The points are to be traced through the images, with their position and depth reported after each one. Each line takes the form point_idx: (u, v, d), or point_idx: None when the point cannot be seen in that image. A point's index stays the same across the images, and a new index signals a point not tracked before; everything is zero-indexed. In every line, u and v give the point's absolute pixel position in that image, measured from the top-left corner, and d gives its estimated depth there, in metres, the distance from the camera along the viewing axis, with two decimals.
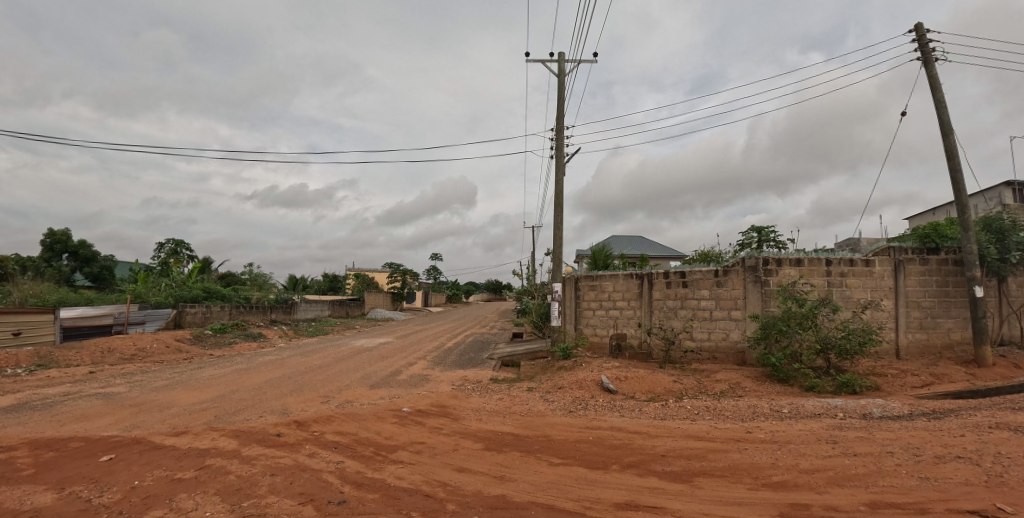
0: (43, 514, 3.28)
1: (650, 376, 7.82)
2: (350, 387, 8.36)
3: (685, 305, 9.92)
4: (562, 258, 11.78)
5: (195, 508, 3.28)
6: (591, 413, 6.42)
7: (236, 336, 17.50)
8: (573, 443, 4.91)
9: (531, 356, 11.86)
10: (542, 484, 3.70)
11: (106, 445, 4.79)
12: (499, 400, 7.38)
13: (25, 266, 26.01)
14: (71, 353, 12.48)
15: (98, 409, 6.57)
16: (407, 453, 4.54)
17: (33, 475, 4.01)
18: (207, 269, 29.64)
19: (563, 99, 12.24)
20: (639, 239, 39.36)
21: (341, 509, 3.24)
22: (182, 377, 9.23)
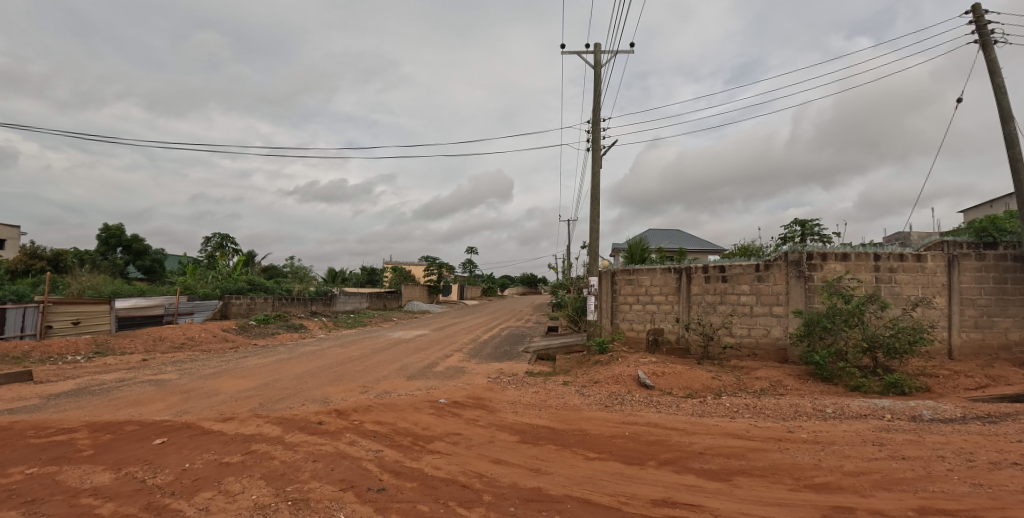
0: (102, 493, 3.47)
1: (687, 372, 7.68)
2: (388, 377, 8.53)
3: (724, 301, 9.70)
4: (599, 251, 11.67)
5: (242, 491, 3.41)
6: (627, 408, 6.35)
7: (279, 326, 18.15)
8: (609, 437, 4.87)
9: (566, 350, 11.83)
10: (578, 478, 3.68)
11: (159, 429, 5.03)
12: (534, 393, 7.38)
13: (83, 259, 27.64)
14: (125, 341, 13.19)
15: (152, 395, 6.92)
16: (443, 444, 4.58)
17: (93, 456, 4.25)
18: (249, 262, 30.73)
19: (599, 91, 12.06)
20: (675, 232, 38.51)
21: (379, 496, 3.29)
22: (229, 365, 9.63)
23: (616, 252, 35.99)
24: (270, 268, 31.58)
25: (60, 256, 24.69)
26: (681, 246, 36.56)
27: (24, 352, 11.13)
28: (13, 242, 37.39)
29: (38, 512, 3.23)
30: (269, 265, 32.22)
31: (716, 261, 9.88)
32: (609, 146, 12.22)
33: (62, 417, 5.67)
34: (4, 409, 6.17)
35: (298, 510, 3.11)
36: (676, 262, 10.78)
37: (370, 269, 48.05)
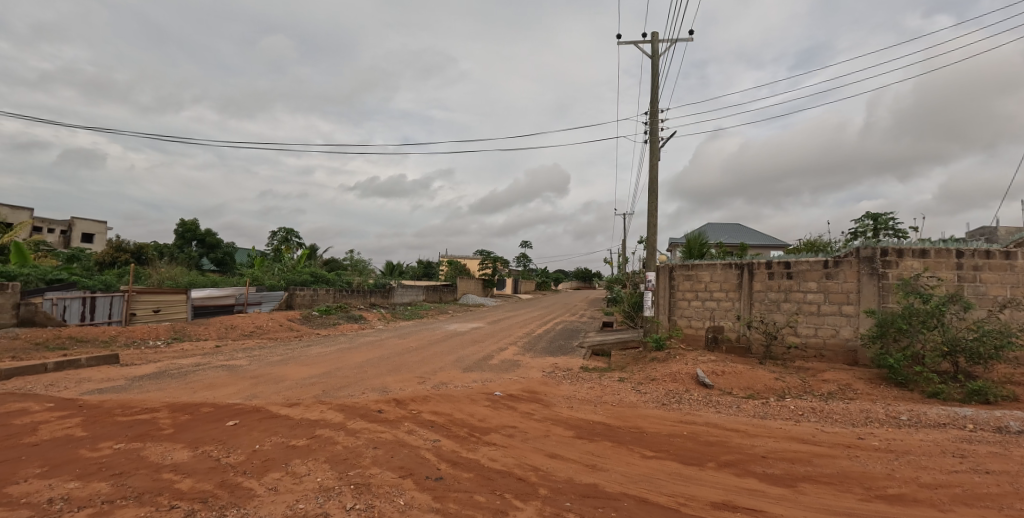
0: (181, 469, 3.70)
1: (749, 372, 7.38)
2: (444, 369, 8.70)
3: (789, 299, 9.28)
4: (656, 246, 11.42)
5: (308, 474, 3.55)
6: (685, 407, 6.18)
7: (339, 317, 18.93)
8: (666, 436, 4.75)
9: (622, 346, 11.68)
10: (634, 477, 3.60)
11: (231, 411, 5.33)
12: (589, 389, 7.31)
13: (163, 252, 29.81)
14: (200, 328, 14.06)
15: (226, 379, 7.36)
16: (499, 436, 4.61)
17: (173, 434, 4.56)
18: (312, 255, 32.03)
19: (656, 81, 11.75)
20: (735, 226, 37.02)
21: (437, 485, 3.35)
22: (294, 353, 10.10)
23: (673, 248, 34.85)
24: (332, 261, 32.80)
25: (142, 249, 26.61)
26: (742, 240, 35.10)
27: (111, 336, 12.11)
28: (102, 236, 40.75)
29: (125, 484, 3.49)
30: (329, 258, 33.41)
31: (780, 257, 9.46)
32: (666, 138, 11.89)
33: (147, 397, 6.14)
34: (98, 388, 6.75)
35: (360, 493, 3.21)
36: (738, 258, 10.37)
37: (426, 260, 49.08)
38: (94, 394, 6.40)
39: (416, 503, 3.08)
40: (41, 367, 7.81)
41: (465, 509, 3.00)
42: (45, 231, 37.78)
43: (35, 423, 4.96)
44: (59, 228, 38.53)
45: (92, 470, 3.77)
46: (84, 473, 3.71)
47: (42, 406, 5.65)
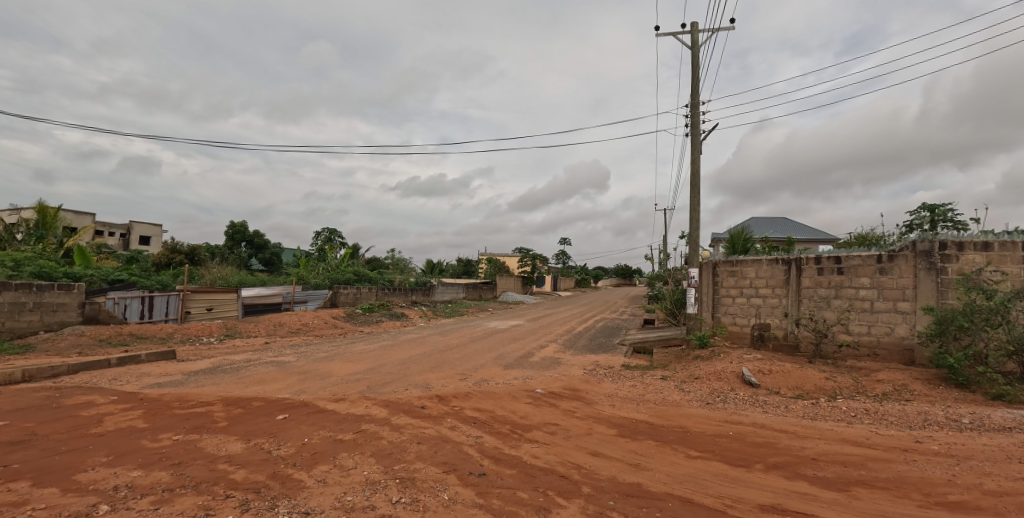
0: (235, 460, 3.86)
1: (798, 372, 7.12)
2: (486, 366, 8.76)
3: (840, 295, 8.93)
4: (699, 241, 11.19)
5: (355, 467, 3.64)
6: (730, 407, 6.03)
7: (383, 315, 19.37)
8: (711, 436, 4.65)
9: (664, 344, 11.52)
10: (679, 477, 3.54)
11: (280, 406, 5.52)
12: (631, 387, 7.22)
13: (215, 252, 31.20)
14: (251, 326, 14.62)
15: (275, 374, 7.64)
16: (541, 433, 4.61)
17: (227, 427, 4.76)
18: (355, 254, 32.89)
19: (697, 72, 11.49)
20: (781, 220, 35.77)
21: (481, 481, 3.37)
22: (340, 350, 10.39)
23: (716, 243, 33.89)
24: (374, 260, 33.50)
25: (195, 251, 27.87)
26: (789, 235, 33.87)
27: (168, 333, 12.72)
28: (158, 239, 43.05)
29: (184, 473, 3.67)
30: (370, 257, 34.18)
31: (830, 251, 9.12)
32: (708, 130, 11.62)
33: (201, 391, 6.43)
34: (157, 382, 7.12)
35: (406, 488, 3.27)
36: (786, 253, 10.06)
37: (463, 258, 49.47)
38: (154, 387, 6.76)
39: (460, 498, 3.11)
40: (104, 362, 8.29)
41: (508, 505, 3.02)
42: (107, 235, 40.19)
43: (100, 415, 5.27)
44: (119, 231, 40.80)
45: (153, 459, 3.97)
46: (145, 462, 3.92)
47: (107, 399, 6.00)
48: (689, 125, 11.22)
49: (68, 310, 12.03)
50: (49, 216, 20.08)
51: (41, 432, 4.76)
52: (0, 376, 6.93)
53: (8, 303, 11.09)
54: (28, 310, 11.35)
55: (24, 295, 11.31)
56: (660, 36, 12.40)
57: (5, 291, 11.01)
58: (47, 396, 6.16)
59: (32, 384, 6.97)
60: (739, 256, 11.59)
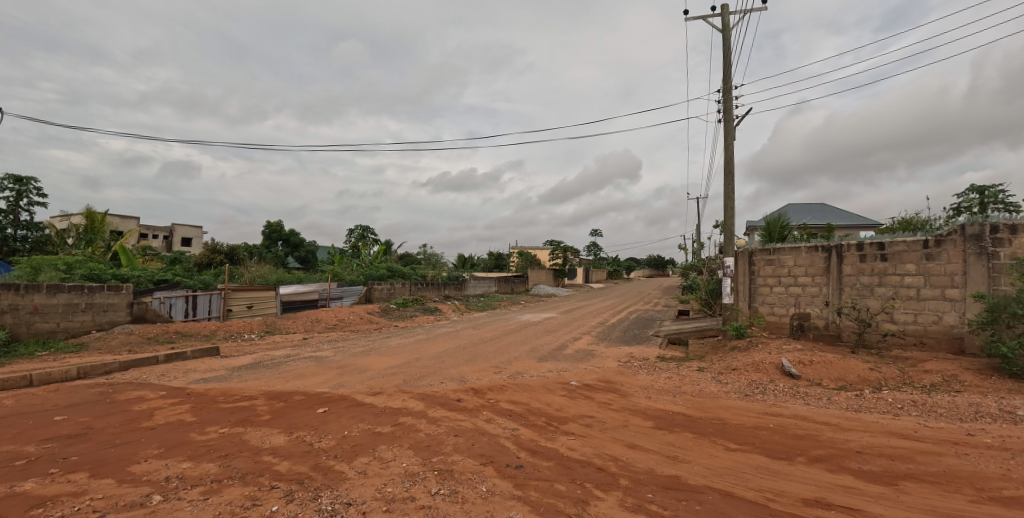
0: (279, 452, 3.98)
1: (840, 362, 6.91)
2: (520, 359, 8.78)
3: (883, 283, 8.62)
4: (733, 230, 10.94)
5: (395, 459, 3.71)
6: (770, 399, 5.90)
7: (416, 309, 19.68)
8: (751, 428, 4.56)
9: (699, 334, 11.37)
10: (719, 470, 3.48)
11: (321, 399, 5.67)
12: (667, 379, 7.14)
13: (253, 252, 32.16)
14: (290, 322, 15.02)
15: (314, 369, 7.84)
16: (577, 425, 4.61)
17: (270, 420, 4.91)
18: (387, 250, 33.43)
19: (728, 57, 11.23)
20: (818, 206, 34.70)
21: (518, 473, 3.39)
22: (376, 345, 10.58)
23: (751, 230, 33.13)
24: (406, 256, 33.90)
25: (234, 251, 28.75)
26: (827, 221, 32.88)
27: (212, 330, 13.18)
28: (199, 240, 44.72)
29: (230, 465, 3.81)
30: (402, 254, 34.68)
31: (873, 238, 8.82)
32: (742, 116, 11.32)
33: (244, 386, 6.65)
34: (203, 377, 7.40)
35: (445, 479, 3.32)
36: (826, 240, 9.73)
37: (491, 252, 49.68)
38: (199, 383, 7.02)
39: (498, 490, 3.14)
40: (152, 359, 8.64)
41: (546, 497, 3.03)
42: (151, 237, 41.83)
43: (150, 409, 5.51)
44: (162, 233, 42.24)
45: (201, 451, 4.13)
46: (194, 454, 4.08)
47: (156, 394, 6.27)
48: (721, 111, 10.97)
49: (117, 310, 12.47)
50: (96, 221, 21.02)
51: (96, 426, 5.02)
52: (56, 374, 7.31)
53: (63, 304, 11.69)
54: (81, 311, 11.92)
55: (78, 296, 11.90)
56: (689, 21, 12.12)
57: (59, 293, 11.61)
58: (103, 392, 6.49)
59: (86, 381, 7.33)
60: (776, 243, 11.28)
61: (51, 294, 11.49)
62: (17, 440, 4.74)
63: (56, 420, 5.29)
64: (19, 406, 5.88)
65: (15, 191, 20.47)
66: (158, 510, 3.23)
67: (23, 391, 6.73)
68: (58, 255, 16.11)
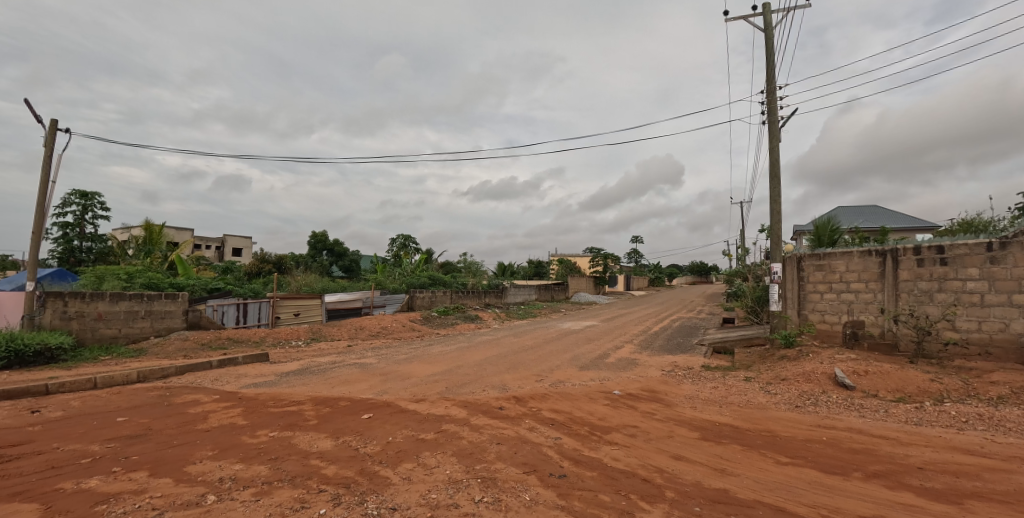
0: (327, 457, 4.10)
1: (898, 373, 6.59)
2: (561, 367, 8.76)
3: (943, 289, 8.19)
4: (780, 234, 10.65)
5: (438, 466, 3.76)
6: (823, 411, 5.68)
7: (458, 317, 19.93)
8: (802, 441, 4.40)
9: (746, 343, 11.05)
10: (770, 484, 3.38)
11: (365, 405, 5.80)
12: (713, 389, 6.97)
13: (299, 261, 33.35)
14: (335, 329, 15.42)
15: (359, 376, 8.04)
16: (621, 435, 4.56)
17: (317, 425, 5.06)
18: (428, 259, 34.05)
19: (772, 57, 10.95)
20: (871, 209, 33.19)
21: (561, 483, 3.38)
22: (419, 352, 10.76)
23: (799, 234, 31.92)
24: (446, 264, 34.35)
25: (281, 260, 29.88)
26: (881, 224, 31.38)
27: (261, 337, 13.72)
28: (248, 250, 46.67)
29: (281, 468, 3.94)
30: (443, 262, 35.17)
31: (931, 241, 8.38)
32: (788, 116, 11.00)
33: (292, 391, 6.89)
34: (253, 382, 7.69)
35: (488, 487, 3.34)
36: (880, 244, 9.37)
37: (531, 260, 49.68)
38: (250, 387, 7.31)
39: (541, 499, 3.13)
40: (207, 364, 9.07)
41: (590, 507, 3.01)
42: (205, 247, 44.00)
43: (205, 412, 5.78)
44: (214, 244, 44.32)
45: (252, 454, 4.29)
46: (246, 456, 4.24)
47: (210, 397, 6.57)
48: (765, 112, 10.68)
49: (174, 317, 13.14)
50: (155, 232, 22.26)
51: (154, 427, 5.29)
52: (120, 377, 7.77)
53: (124, 311, 12.32)
54: (141, 318, 12.56)
55: (137, 304, 12.53)
56: (730, 21, 11.88)
57: (121, 300, 12.26)
58: (161, 394, 6.84)
59: (146, 384, 7.76)
60: (827, 248, 10.90)
61: (114, 301, 12.15)
62: (84, 439, 5.06)
63: (118, 420, 5.61)
64: (86, 407, 6.26)
65: (81, 205, 21.87)
66: (213, 509, 3.38)
67: (89, 392, 7.19)
68: (120, 265, 17.16)
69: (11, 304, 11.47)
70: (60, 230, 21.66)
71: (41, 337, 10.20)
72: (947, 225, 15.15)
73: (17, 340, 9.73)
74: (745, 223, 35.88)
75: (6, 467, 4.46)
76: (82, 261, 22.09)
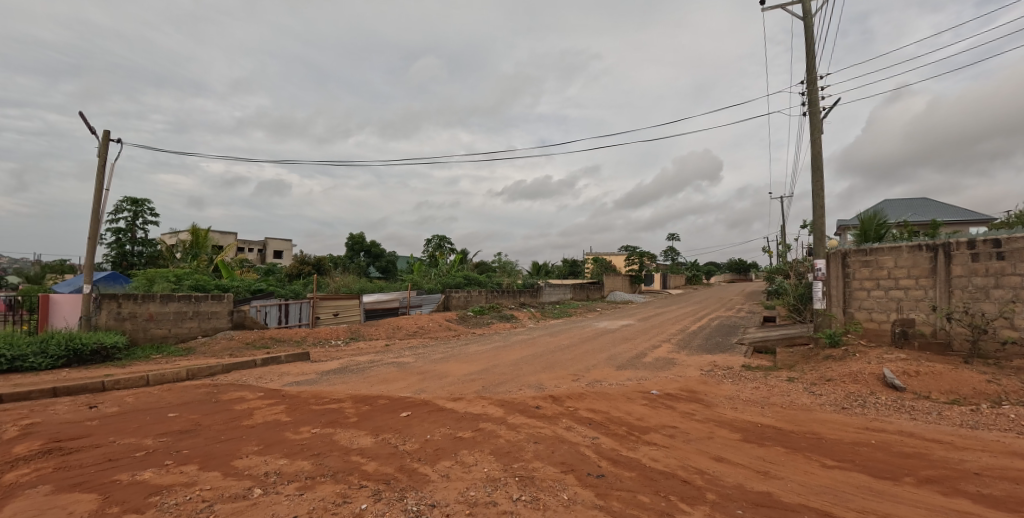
0: (367, 453, 4.20)
1: (953, 374, 6.30)
2: (598, 366, 8.72)
3: (1000, 285, 7.77)
4: (823, 229, 10.32)
5: (477, 464, 3.81)
6: (871, 412, 5.48)
7: (493, 317, 20.10)
8: (849, 444, 4.26)
9: (788, 343, 10.75)
10: (815, 488, 3.29)
11: (404, 404, 5.92)
12: (754, 389, 6.82)
13: (338, 262, 34.27)
14: (373, 329, 15.76)
15: (397, 374, 8.20)
16: (659, 436, 4.51)
17: (358, 422, 5.19)
18: (463, 258, 34.43)
19: (811, 45, 10.59)
20: (920, 203, 31.66)
21: (599, 482, 3.38)
22: (455, 351, 10.90)
23: (843, 230, 30.58)
24: (480, 264, 34.62)
25: (321, 261, 30.75)
26: (932, 217, 29.96)
27: (302, 336, 14.15)
28: (290, 252, 48.25)
29: (323, 463, 4.06)
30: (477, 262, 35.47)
31: (987, 234, 7.95)
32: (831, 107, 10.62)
33: (332, 389, 7.07)
34: (295, 381, 7.95)
35: (527, 486, 3.36)
36: (930, 238, 8.97)
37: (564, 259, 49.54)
38: (293, 385, 7.56)
39: (580, 499, 3.14)
40: (251, 362, 9.43)
41: (629, 508, 3.00)
42: (247, 250, 45.75)
43: (251, 409, 6.01)
44: (257, 247, 46.00)
45: (296, 450, 4.44)
46: (290, 452, 4.39)
47: (256, 395, 6.83)
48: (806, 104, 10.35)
49: (220, 317, 13.73)
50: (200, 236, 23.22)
51: (203, 423, 5.53)
52: (171, 375, 8.17)
53: (174, 311, 12.92)
54: (189, 318, 13.15)
55: (186, 305, 13.10)
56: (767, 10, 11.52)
57: (171, 301, 12.84)
58: (208, 392, 7.14)
59: (195, 381, 8.12)
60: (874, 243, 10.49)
61: (164, 303, 12.74)
62: (139, 433, 5.33)
63: (169, 416, 5.89)
64: (139, 403, 6.60)
65: (133, 211, 22.99)
66: (259, 503, 3.51)
67: (142, 389, 7.58)
68: (170, 268, 18.05)
69: (69, 305, 12.03)
70: (113, 235, 22.85)
71: (98, 337, 10.77)
72: (1007, 218, 14.29)
73: (76, 340, 10.32)
74: (784, 219, 34.67)
75: (68, 459, 4.75)
76: (133, 265, 23.25)
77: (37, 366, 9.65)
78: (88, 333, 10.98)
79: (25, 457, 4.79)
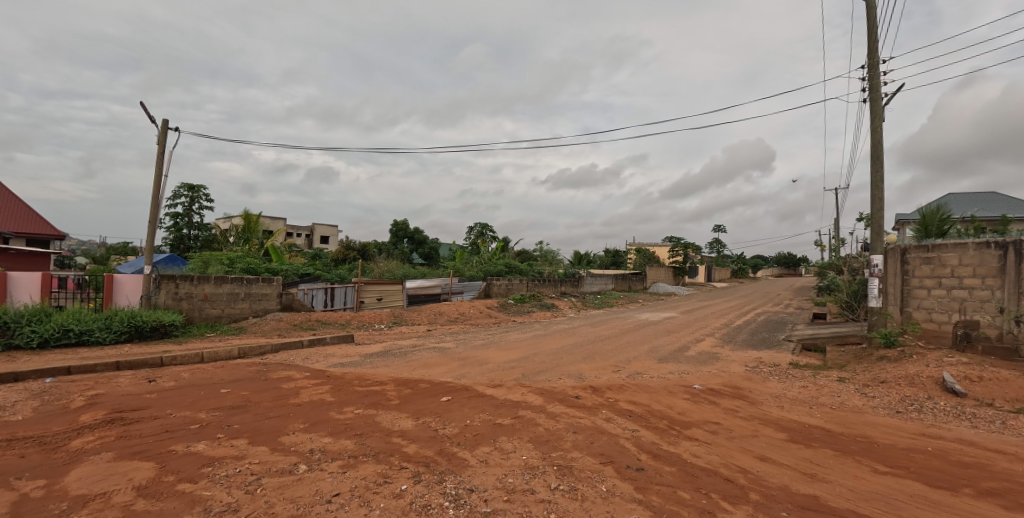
0: (409, 435, 4.33)
1: (1021, 380, 5.94)
2: (639, 358, 8.65)
3: None
4: (881, 224, 9.85)
5: (515, 451, 3.87)
6: (928, 418, 5.23)
7: (534, 305, 20.17)
8: (903, 451, 4.09)
9: (838, 342, 10.35)
10: (866, 493, 3.19)
11: (445, 388, 6.05)
12: (801, 388, 6.61)
13: (382, 248, 35.08)
14: (415, 314, 16.10)
15: (438, 359, 8.37)
16: (701, 432, 4.45)
17: (399, 405, 5.34)
18: (504, 247, 34.57)
19: (873, 29, 10.02)
20: (990, 197, 29.57)
21: (639, 476, 3.38)
22: (495, 338, 11.03)
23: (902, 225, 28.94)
24: (522, 252, 34.64)
25: (365, 247, 31.60)
26: (1002, 212, 27.98)
27: (347, 319, 14.60)
28: (336, 237, 49.73)
29: (365, 443, 4.22)
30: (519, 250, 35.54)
31: None
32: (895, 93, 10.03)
33: (375, 372, 7.28)
34: (340, 362, 8.24)
35: (564, 475, 3.40)
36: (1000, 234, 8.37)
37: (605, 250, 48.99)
38: (337, 367, 7.83)
39: (618, 491, 3.15)
40: (299, 343, 9.82)
41: (668, 504, 2.98)
42: (294, 236, 47.47)
43: (297, 388, 6.28)
44: (303, 233, 47.68)
45: (340, 429, 4.62)
46: (334, 431, 4.58)
47: (303, 374, 7.11)
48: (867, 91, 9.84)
49: (270, 299, 14.31)
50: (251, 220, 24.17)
51: (252, 400, 5.81)
52: (225, 353, 8.63)
53: (227, 293, 13.58)
54: (241, 299, 13.78)
55: (238, 287, 13.73)
56: None
57: (224, 283, 13.50)
58: (258, 370, 7.49)
59: (246, 360, 8.54)
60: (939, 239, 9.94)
61: (217, 284, 13.41)
62: (193, 407, 5.66)
63: (222, 392, 6.22)
64: (193, 378, 6.99)
65: (190, 197, 24.18)
66: (304, 478, 3.68)
67: (197, 365, 8.03)
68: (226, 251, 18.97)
69: (131, 285, 12.78)
70: (172, 219, 24.13)
71: (157, 315, 11.44)
72: None
73: (137, 317, 11.00)
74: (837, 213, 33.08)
75: (129, 429, 5.10)
76: (190, 248, 24.54)
77: (101, 341, 10.36)
78: (148, 311, 11.67)
79: (91, 426, 5.17)
